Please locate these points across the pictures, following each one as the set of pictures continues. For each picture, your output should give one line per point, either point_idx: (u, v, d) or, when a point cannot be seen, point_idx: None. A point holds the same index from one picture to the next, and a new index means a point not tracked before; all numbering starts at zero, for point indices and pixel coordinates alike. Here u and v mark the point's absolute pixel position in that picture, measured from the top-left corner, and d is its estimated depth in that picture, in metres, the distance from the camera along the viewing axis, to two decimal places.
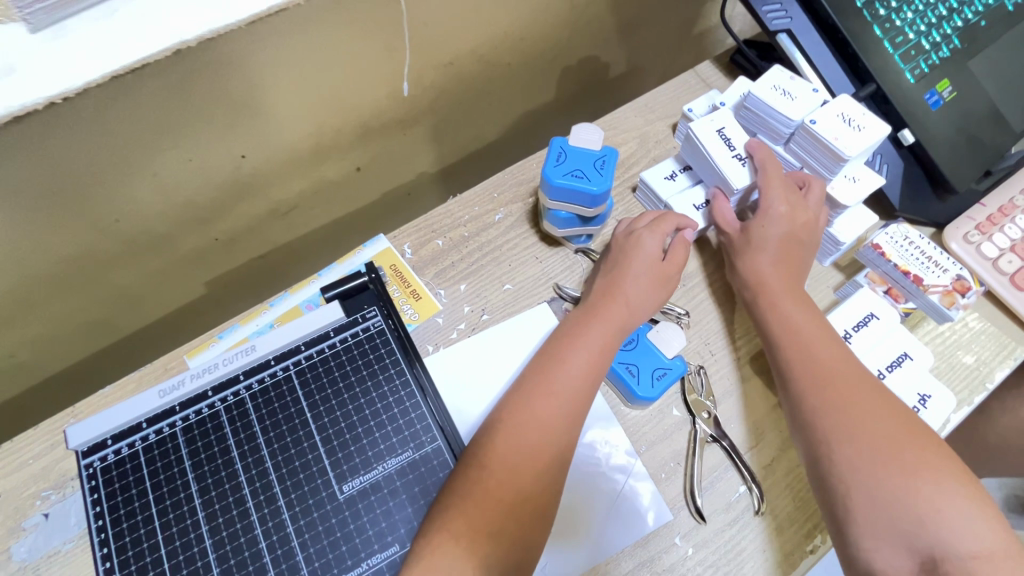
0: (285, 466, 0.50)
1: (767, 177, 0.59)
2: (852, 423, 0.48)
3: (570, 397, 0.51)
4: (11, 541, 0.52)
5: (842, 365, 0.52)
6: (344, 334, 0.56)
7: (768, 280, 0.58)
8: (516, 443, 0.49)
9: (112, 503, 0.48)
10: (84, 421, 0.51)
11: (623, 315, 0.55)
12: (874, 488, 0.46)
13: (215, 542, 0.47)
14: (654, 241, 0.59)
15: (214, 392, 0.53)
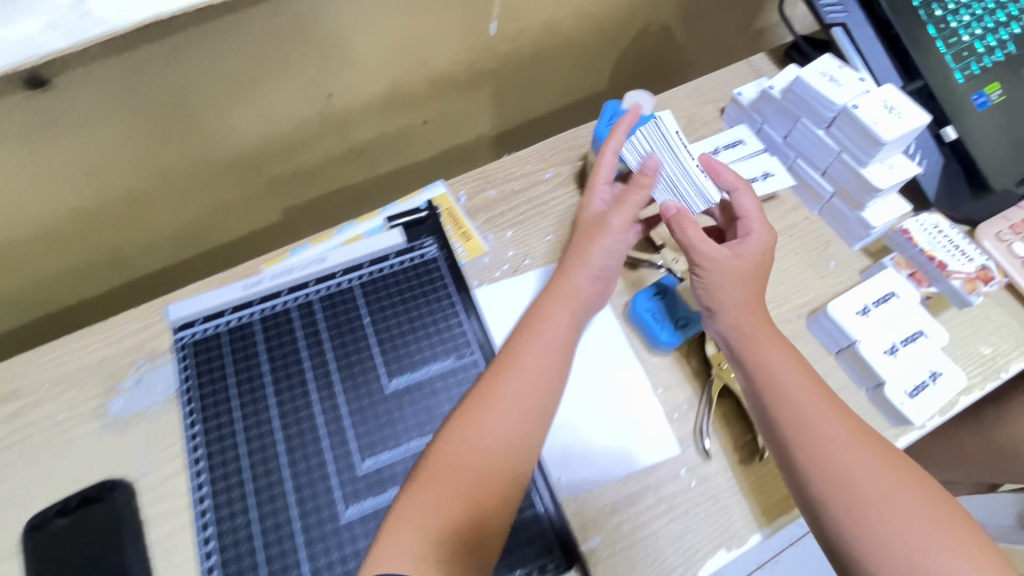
0: (343, 359, 0.58)
1: (753, 207, 0.60)
2: (856, 484, 0.47)
3: (534, 378, 0.52)
4: (109, 398, 0.61)
5: (830, 419, 0.50)
6: (403, 257, 0.63)
7: (751, 326, 0.56)
8: (466, 452, 0.48)
9: (199, 370, 0.57)
10: (181, 302, 0.60)
11: (570, 285, 0.58)
12: (892, 556, 0.44)
13: (280, 412, 0.55)
14: (601, 194, 0.63)
15: (287, 292, 0.61)
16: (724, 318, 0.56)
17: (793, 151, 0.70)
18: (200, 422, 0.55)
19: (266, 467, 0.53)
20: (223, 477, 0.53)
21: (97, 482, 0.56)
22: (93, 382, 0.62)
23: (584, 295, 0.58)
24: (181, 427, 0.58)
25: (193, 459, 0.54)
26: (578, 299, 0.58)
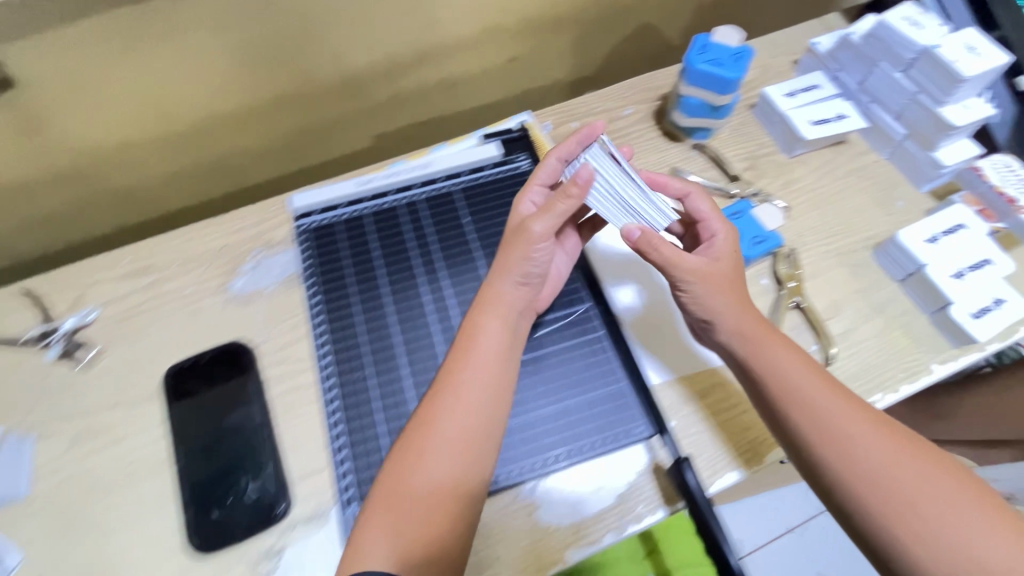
0: (447, 251, 0.64)
1: (710, 209, 0.61)
2: (881, 482, 0.46)
3: (483, 384, 0.53)
4: (232, 278, 0.68)
5: (845, 417, 0.49)
6: (499, 168, 0.69)
7: (744, 332, 0.55)
8: (435, 469, 0.49)
9: (319, 255, 0.64)
10: (301, 194, 0.67)
11: (494, 289, 0.56)
12: (933, 551, 0.43)
13: (393, 293, 0.62)
14: (534, 195, 0.62)
15: (395, 192, 0.67)
16: (724, 325, 0.55)
17: (867, 96, 0.74)
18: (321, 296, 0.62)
19: (383, 338, 0.61)
20: (344, 348, 0.61)
21: (225, 344, 0.63)
22: (217, 264, 0.69)
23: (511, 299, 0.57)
24: (298, 304, 0.65)
25: (317, 331, 0.62)
26: (508, 304, 0.56)
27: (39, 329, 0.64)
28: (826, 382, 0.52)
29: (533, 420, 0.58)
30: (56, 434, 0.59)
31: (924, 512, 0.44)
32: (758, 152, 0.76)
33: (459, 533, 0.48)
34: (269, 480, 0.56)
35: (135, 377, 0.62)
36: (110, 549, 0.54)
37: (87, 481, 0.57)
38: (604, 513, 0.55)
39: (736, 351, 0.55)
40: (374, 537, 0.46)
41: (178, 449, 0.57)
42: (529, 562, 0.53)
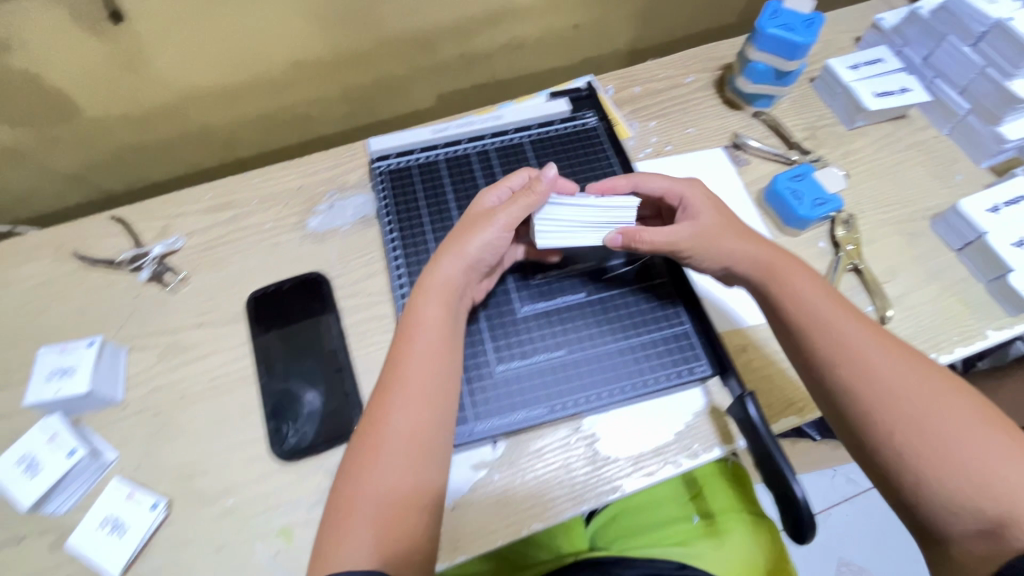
0: None
1: (667, 180, 0.62)
2: (892, 401, 0.47)
3: (427, 371, 0.51)
4: (308, 217, 0.72)
5: (860, 340, 0.50)
6: (567, 124, 0.71)
7: (767, 259, 0.56)
8: (394, 461, 0.48)
9: (394, 194, 0.68)
10: (379, 139, 0.71)
11: (439, 280, 0.54)
12: (940, 466, 0.44)
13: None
14: (494, 196, 0.59)
15: (467, 141, 0.70)
16: (740, 258, 0.56)
17: (932, 71, 0.75)
18: (396, 234, 0.66)
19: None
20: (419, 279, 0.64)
21: (300, 274, 0.67)
22: (294, 203, 0.73)
23: (455, 283, 0.55)
24: (372, 243, 0.69)
25: (394, 264, 0.65)
26: (452, 287, 0.54)
27: (131, 252, 0.68)
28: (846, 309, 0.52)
29: (598, 355, 0.60)
30: (148, 348, 0.63)
31: (934, 432, 0.45)
32: (818, 123, 0.78)
33: (422, 520, 0.47)
34: (309, 425, 0.58)
35: (220, 301, 0.66)
36: (202, 451, 0.58)
37: (177, 391, 0.61)
38: (662, 447, 0.57)
39: (754, 281, 0.56)
40: (356, 540, 0.45)
41: (261, 367, 0.61)
42: (593, 486, 0.56)
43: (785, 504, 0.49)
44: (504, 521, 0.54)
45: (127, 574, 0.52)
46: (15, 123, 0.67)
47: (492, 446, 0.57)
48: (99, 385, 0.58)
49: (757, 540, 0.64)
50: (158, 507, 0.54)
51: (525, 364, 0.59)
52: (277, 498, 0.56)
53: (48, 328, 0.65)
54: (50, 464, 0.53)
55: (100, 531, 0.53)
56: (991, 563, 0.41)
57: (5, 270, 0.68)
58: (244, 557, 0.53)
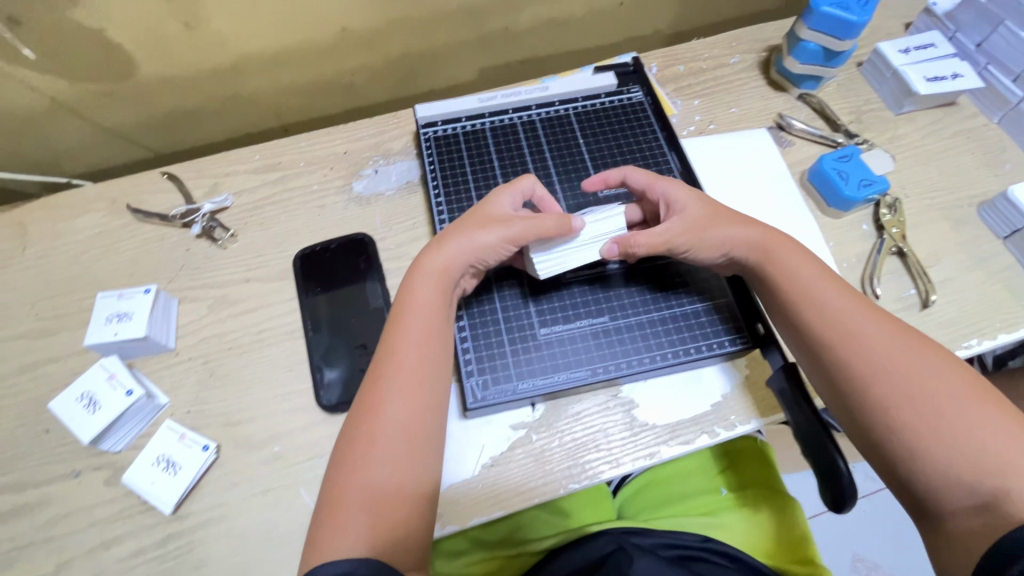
0: (562, 166, 0.70)
1: (647, 176, 0.62)
2: (884, 380, 0.47)
3: (423, 353, 0.51)
4: (353, 181, 0.73)
5: (852, 319, 0.50)
6: (612, 98, 0.74)
7: (765, 240, 0.56)
8: (386, 446, 0.47)
9: (441, 159, 0.70)
10: (426, 105, 0.73)
11: (438, 266, 0.55)
12: (932, 442, 0.43)
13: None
14: (507, 199, 0.59)
15: (514, 111, 0.73)
16: (736, 242, 0.57)
17: (985, 57, 0.74)
18: (443, 197, 0.68)
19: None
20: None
21: (349, 234, 0.68)
22: (339, 167, 0.74)
23: (451, 270, 0.55)
24: (417, 207, 0.70)
25: (440, 226, 0.66)
26: (448, 273, 0.55)
27: (183, 207, 0.70)
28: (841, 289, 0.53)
29: (641, 323, 0.61)
30: (198, 300, 0.65)
31: (926, 405, 0.45)
32: (864, 107, 0.77)
33: (414, 503, 0.46)
34: (334, 391, 0.59)
35: (267, 258, 0.68)
36: (249, 399, 0.60)
37: (226, 342, 0.63)
38: (700, 417, 0.58)
39: (750, 262, 0.57)
40: (348, 523, 0.44)
41: (307, 322, 0.63)
42: (630, 451, 0.56)
43: (823, 476, 0.50)
44: (539, 481, 0.55)
45: (177, 512, 0.54)
46: (74, 81, 0.70)
47: (532, 407, 0.58)
48: (154, 331, 0.60)
49: (785, 515, 0.65)
50: (209, 449, 0.56)
51: (568, 329, 0.60)
52: (321, 447, 0.57)
53: (106, 276, 0.67)
54: (108, 401, 0.55)
55: (153, 468, 0.55)
56: (989, 536, 0.39)
57: (63, 221, 0.71)
58: (289, 501, 0.55)
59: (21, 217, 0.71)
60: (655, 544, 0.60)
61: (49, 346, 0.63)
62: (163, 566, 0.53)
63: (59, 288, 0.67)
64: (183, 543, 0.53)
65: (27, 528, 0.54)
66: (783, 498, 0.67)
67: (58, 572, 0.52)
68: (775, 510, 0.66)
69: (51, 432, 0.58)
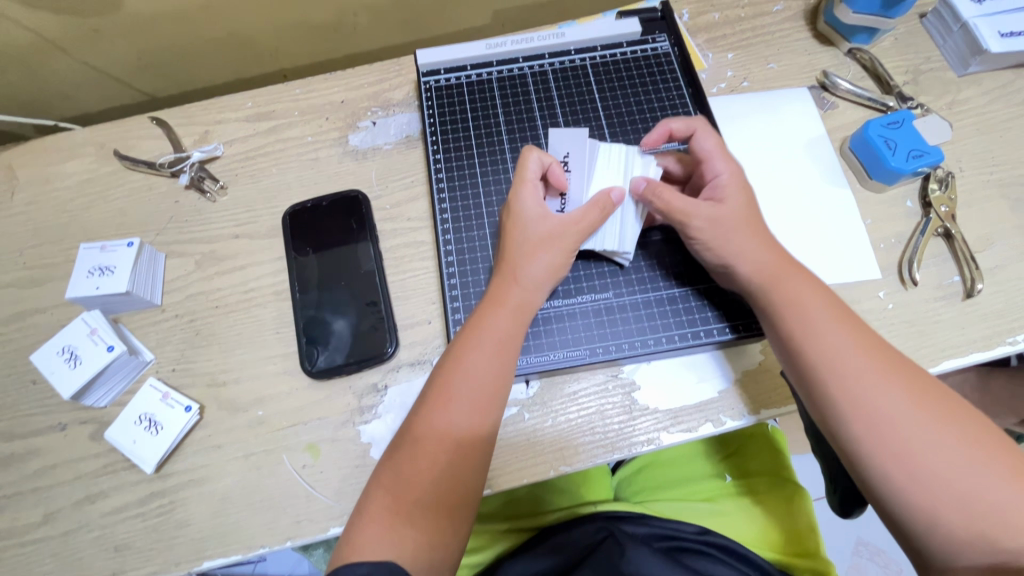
0: (574, 124, 0.64)
1: (714, 146, 0.54)
2: (908, 433, 0.42)
3: (478, 384, 0.48)
4: (349, 133, 0.68)
5: (878, 361, 0.44)
6: (636, 48, 0.67)
7: (774, 262, 0.49)
8: (424, 475, 0.45)
9: (442, 112, 0.65)
10: (429, 50, 0.67)
11: (519, 291, 0.51)
12: (948, 503, 0.40)
13: (514, 158, 0.63)
14: (533, 193, 0.53)
15: (524, 60, 0.67)
16: (745, 259, 0.50)
17: None
18: (442, 154, 0.63)
19: (501, 202, 0.61)
20: (461, 201, 0.62)
21: (341, 191, 0.64)
22: (334, 118, 0.69)
23: (535, 296, 0.52)
24: (414, 165, 0.65)
25: (437, 185, 0.62)
26: (525, 305, 0.51)
27: (172, 155, 0.67)
28: (862, 330, 0.46)
29: (647, 301, 0.56)
30: (186, 254, 0.63)
31: (943, 472, 0.40)
32: (922, 66, 0.68)
33: (452, 531, 0.45)
34: (337, 354, 0.56)
35: (256, 214, 0.64)
36: (234, 360, 0.58)
37: (212, 300, 0.60)
38: (705, 403, 0.54)
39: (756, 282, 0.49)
40: (372, 544, 0.43)
41: (295, 283, 0.60)
42: (628, 434, 0.53)
43: (831, 479, 0.52)
44: (529, 462, 0.53)
45: (159, 472, 0.53)
46: (59, 14, 0.65)
47: (526, 385, 0.55)
48: (137, 286, 0.57)
49: (791, 503, 0.61)
50: (191, 411, 0.54)
51: (567, 304, 0.56)
52: (305, 414, 0.55)
53: (94, 225, 0.65)
54: (89, 356, 0.53)
55: (135, 427, 0.54)
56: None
57: (51, 166, 0.68)
58: (271, 466, 0.53)
59: (11, 161, 0.69)
60: (646, 534, 0.57)
61: (36, 296, 0.62)
62: (146, 523, 0.52)
63: (47, 236, 0.65)
64: (165, 502, 0.53)
65: (14, 478, 0.54)
66: (791, 485, 0.63)
67: (45, 522, 0.53)
68: (781, 499, 0.62)
69: (38, 382, 0.58)
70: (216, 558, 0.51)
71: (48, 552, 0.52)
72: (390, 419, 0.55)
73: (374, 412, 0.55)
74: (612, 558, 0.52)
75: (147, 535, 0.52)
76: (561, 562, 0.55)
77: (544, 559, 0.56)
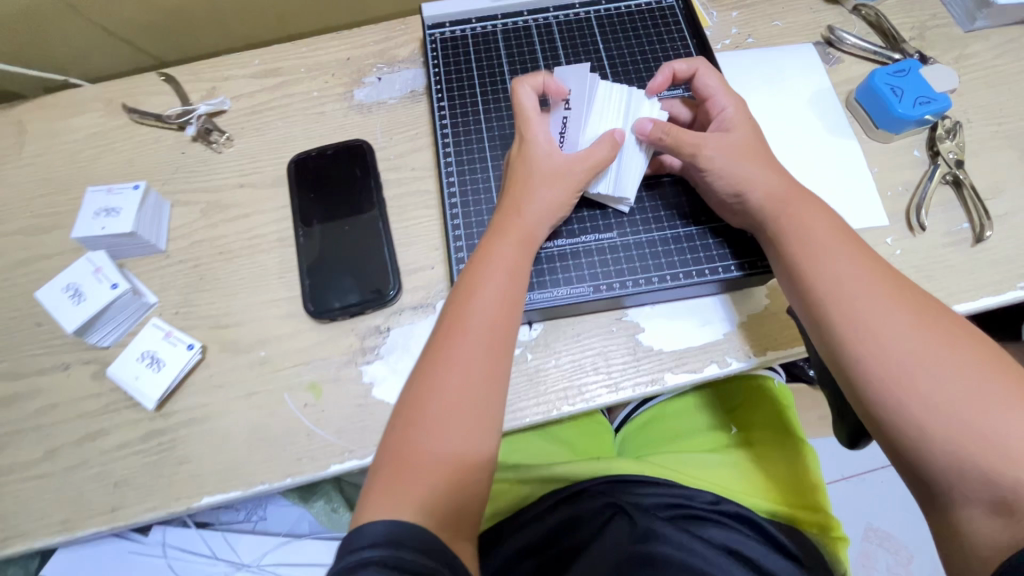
0: None
1: (719, 84, 0.54)
2: (930, 368, 0.40)
3: (490, 326, 0.47)
4: (355, 88, 0.68)
5: (893, 298, 0.43)
6: (640, 1, 0.67)
7: (779, 200, 0.49)
8: (434, 421, 0.43)
9: (447, 63, 0.65)
10: (434, 4, 0.68)
11: (526, 224, 0.51)
12: (981, 441, 0.38)
13: None
14: (540, 130, 0.53)
15: (528, 14, 0.67)
16: (755, 189, 0.50)
17: None
18: (446, 102, 0.63)
19: (505, 148, 0.61)
20: (465, 146, 0.62)
21: (346, 141, 0.64)
22: (340, 74, 0.69)
23: (540, 234, 0.51)
24: (419, 117, 0.65)
25: (442, 134, 0.62)
26: (531, 242, 0.51)
27: (179, 108, 0.67)
28: (872, 261, 0.46)
29: (652, 241, 0.55)
30: (191, 203, 0.63)
31: (970, 409, 0.39)
32: (928, 22, 0.68)
33: (468, 482, 0.42)
34: (339, 297, 0.56)
35: (262, 164, 0.65)
36: (237, 304, 0.58)
37: (216, 246, 0.61)
38: (710, 345, 0.54)
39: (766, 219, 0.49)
40: (384, 491, 0.41)
41: (298, 230, 0.60)
42: (631, 375, 0.53)
43: (839, 415, 0.51)
44: (533, 400, 0.52)
45: (160, 409, 0.53)
46: None
47: (529, 326, 0.55)
48: (143, 228, 0.58)
49: (797, 459, 0.60)
50: (194, 349, 0.54)
51: (571, 244, 0.55)
52: (307, 355, 0.55)
53: (101, 176, 0.66)
54: (93, 294, 0.53)
55: (138, 364, 0.54)
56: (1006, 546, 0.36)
57: (60, 120, 0.69)
58: (272, 406, 0.53)
59: (20, 115, 0.69)
60: (655, 504, 0.52)
61: (43, 243, 0.62)
62: (147, 460, 0.52)
63: (54, 187, 0.65)
64: (166, 439, 0.52)
65: (17, 415, 0.54)
66: (794, 441, 0.62)
67: (46, 458, 0.53)
68: (785, 453, 0.61)
69: (42, 325, 0.58)
70: (215, 494, 0.51)
71: (49, 487, 0.52)
72: (391, 360, 0.55)
73: (375, 352, 0.55)
74: (623, 539, 0.48)
75: (148, 471, 0.52)
76: (567, 531, 0.52)
77: (547, 520, 0.53)
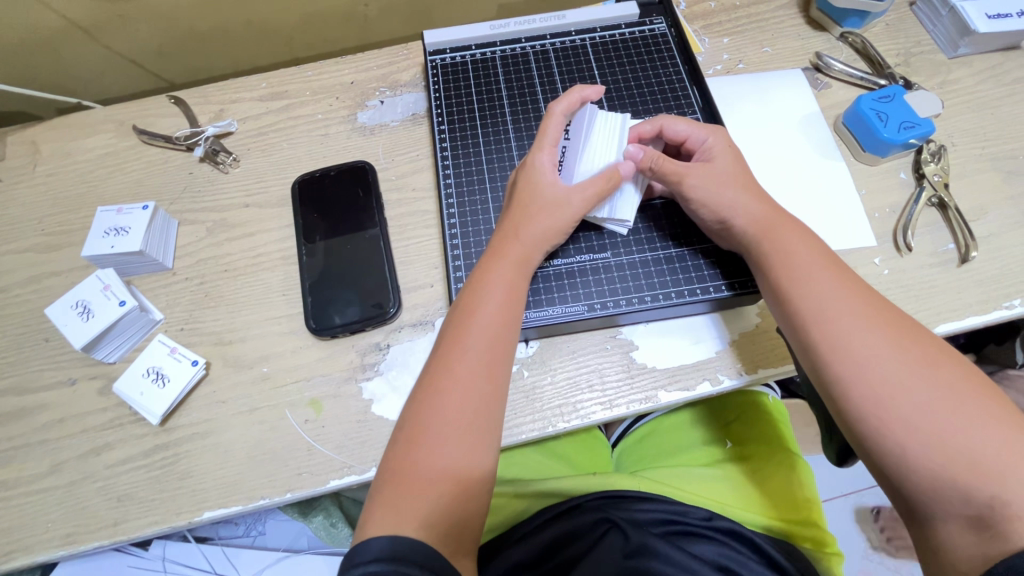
0: None
1: (691, 126, 0.56)
2: (915, 389, 0.41)
3: (489, 345, 0.48)
4: (358, 111, 0.70)
5: (877, 318, 0.45)
6: (633, 29, 0.70)
7: (763, 223, 0.51)
8: (433, 438, 0.44)
9: (447, 88, 0.68)
10: (436, 32, 0.70)
11: (523, 247, 0.52)
12: (963, 461, 0.39)
13: (516, 130, 0.65)
14: (549, 160, 0.55)
15: (526, 40, 0.70)
16: (733, 215, 0.52)
17: None
18: (446, 124, 0.66)
19: (503, 170, 0.63)
20: (464, 167, 0.64)
21: (349, 162, 0.66)
22: (344, 97, 0.71)
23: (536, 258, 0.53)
24: (419, 139, 0.67)
25: (441, 156, 0.64)
26: (527, 264, 0.52)
27: (187, 130, 0.69)
28: (855, 283, 0.47)
29: (645, 260, 0.57)
30: (197, 222, 0.65)
31: (952, 427, 0.40)
32: (913, 49, 0.70)
33: (465, 498, 0.43)
34: (340, 314, 0.58)
35: (267, 184, 0.66)
36: (240, 321, 0.59)
37: (222, 264, 0.62)
38: (703, 362, 0.55)
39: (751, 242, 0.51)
40: (384, 507, 0.42)
41: (301, 248, 0.61)
42: (625, 393, 0.54)
43: (829, 435, 0.54)
44: (529, 417, 0.53)
45: (164, 424, 0.54)
46: None
47: (526, 343, 0.56)
48: (150, 247, 0.60)
49: (792, 472, 0.60)
50: (198, 365, 0.56)
51: (567, 264, 0.57)
52: (307, 371, 0.56)
53: (110, 195, 0.68)
54: (101, 311, 0.55)
55: (143, 379, 0.55)
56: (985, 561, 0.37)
57: (72, 141, 0.71)
58: (274, 421, 0.54)
59: (34, 136, 0.71)
60: (648, 519, 0.53)
61: (53, 261, 0.64)
62: (149, 474, 0.53)
63: (65, 206, 0.67)
64: (169, 454, 0.53)
65: (24, 429, 0.55)
66: (789, 455, 0.62)
67: (51, 472, 0.54)
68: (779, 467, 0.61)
69: (50, 340, 0.59)
70: (216, 508, 0.52)
71: (53, 501, 0.53)
72: (390, 376, 0.56)
73: (375, 369, 0.56)
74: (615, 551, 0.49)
75: (150, 485, 0.53)
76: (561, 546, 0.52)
77: (540, 534, 0.54)
